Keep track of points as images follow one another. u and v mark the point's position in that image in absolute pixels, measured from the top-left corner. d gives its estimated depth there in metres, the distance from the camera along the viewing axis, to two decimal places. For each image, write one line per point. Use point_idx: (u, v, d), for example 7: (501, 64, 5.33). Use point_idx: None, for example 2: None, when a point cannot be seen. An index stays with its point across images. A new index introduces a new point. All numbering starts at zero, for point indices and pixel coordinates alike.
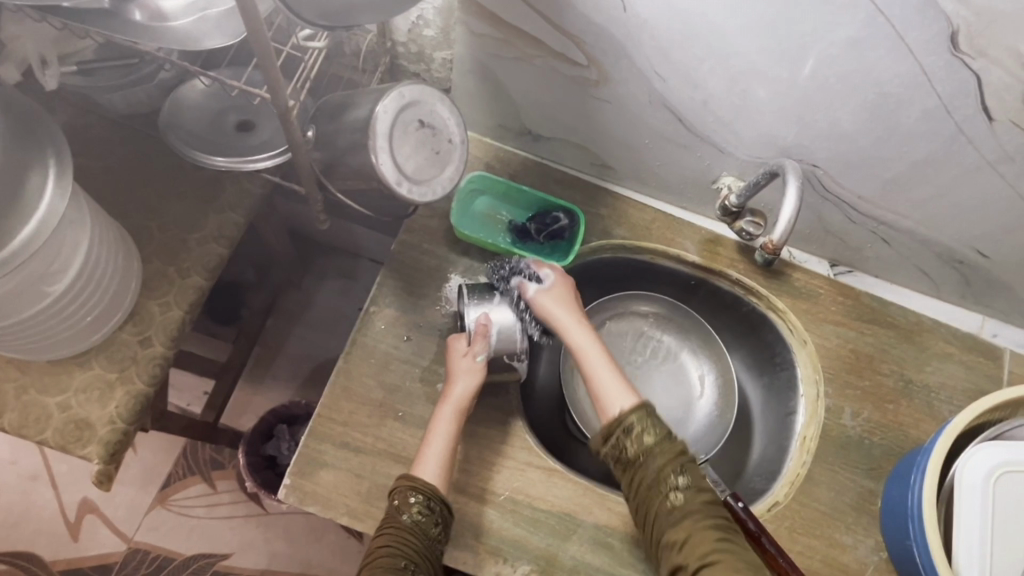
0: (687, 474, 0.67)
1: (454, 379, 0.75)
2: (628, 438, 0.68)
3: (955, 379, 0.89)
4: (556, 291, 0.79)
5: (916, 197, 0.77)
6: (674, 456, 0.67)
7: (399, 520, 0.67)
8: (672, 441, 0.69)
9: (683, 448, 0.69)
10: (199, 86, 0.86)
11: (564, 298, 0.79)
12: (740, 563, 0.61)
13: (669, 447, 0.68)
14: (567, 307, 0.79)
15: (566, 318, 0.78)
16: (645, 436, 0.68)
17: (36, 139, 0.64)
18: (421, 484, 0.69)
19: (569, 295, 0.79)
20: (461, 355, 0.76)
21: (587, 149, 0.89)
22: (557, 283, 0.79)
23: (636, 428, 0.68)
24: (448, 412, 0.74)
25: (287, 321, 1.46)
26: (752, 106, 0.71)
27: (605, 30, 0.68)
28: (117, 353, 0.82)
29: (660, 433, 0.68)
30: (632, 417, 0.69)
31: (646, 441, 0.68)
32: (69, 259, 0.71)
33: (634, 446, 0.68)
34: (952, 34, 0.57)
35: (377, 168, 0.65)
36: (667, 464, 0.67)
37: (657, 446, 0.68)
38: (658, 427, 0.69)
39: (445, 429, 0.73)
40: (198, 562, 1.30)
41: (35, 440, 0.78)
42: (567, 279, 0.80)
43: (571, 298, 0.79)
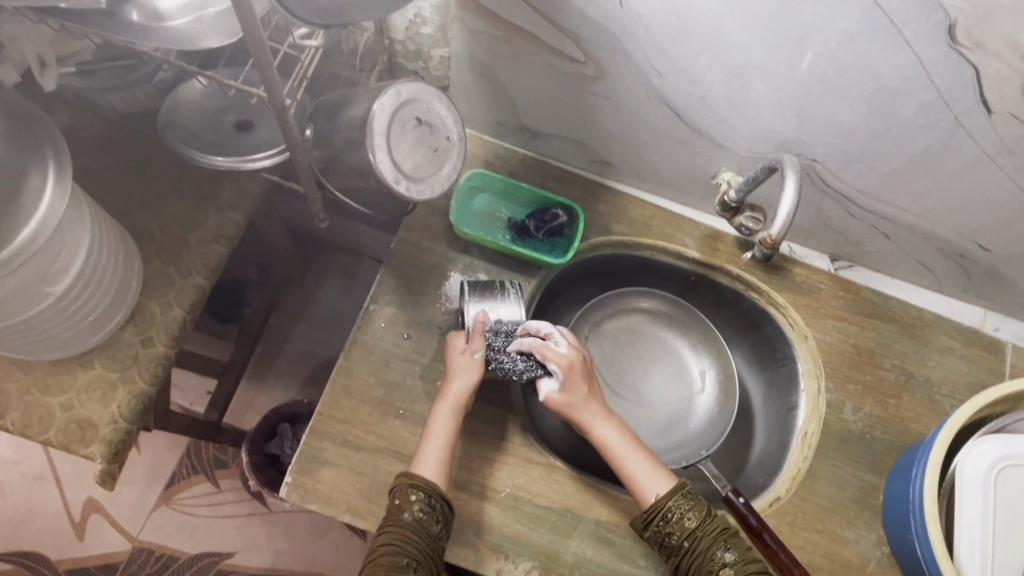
0: (732, 549, 0.70)
1: (451, 376, 0.75)
2: (671, 524, 0.71)
3: (956, 373, 0.89)
4: (571, 384, 0.77)
5: (916, 191, 0.77)
6: (717, 534, 0.70)
7: (400, 518, 0.67)
8: (713, 518, 0.72)
9: (725, 523, 0.72)
10: (197, 86, 0.87)
11: (580, 385, 0.78)
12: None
13: (713, 525, 0.71)
14: (585, 392, 0.78)
15: (587, 405, 0.77)
16: (687, 519, 0.71)
17: (35, 141, 0.65)
18: (422, 482, 0.69)
19: (584, 381, 0.78)
20: (461, 354, 0.76)
21: (585, 146, 0.89)
22: (570, 372, 0.77)
23: (676, 513, 0.71)
24: (446, 409, 0.74)
25: (289, 320, 1.46)
26: (750, 101, 0.71)
27: (602, 26, 0.67)
28: (119, 352, 0.82)
29: (700, 512, 0.72)
30: (672, 502, 0.71)
31: (689, 524, 0.71)
32: (69, 259, 0.71)
33: (677, 531, 0.71)
34: (949, 26, 0.57)
35: (375, 166, 0.65)
36: (711, 543, 0.70)
37: (699, 528, 0.70)
38: (696, 508, 0.72)
39: (444, 427, 0.73)
40: (203, 560, 1.31)
41: (38, 439, 0.78)
42: (576, 363, 0.78)
43: (586, 381, 0.79)
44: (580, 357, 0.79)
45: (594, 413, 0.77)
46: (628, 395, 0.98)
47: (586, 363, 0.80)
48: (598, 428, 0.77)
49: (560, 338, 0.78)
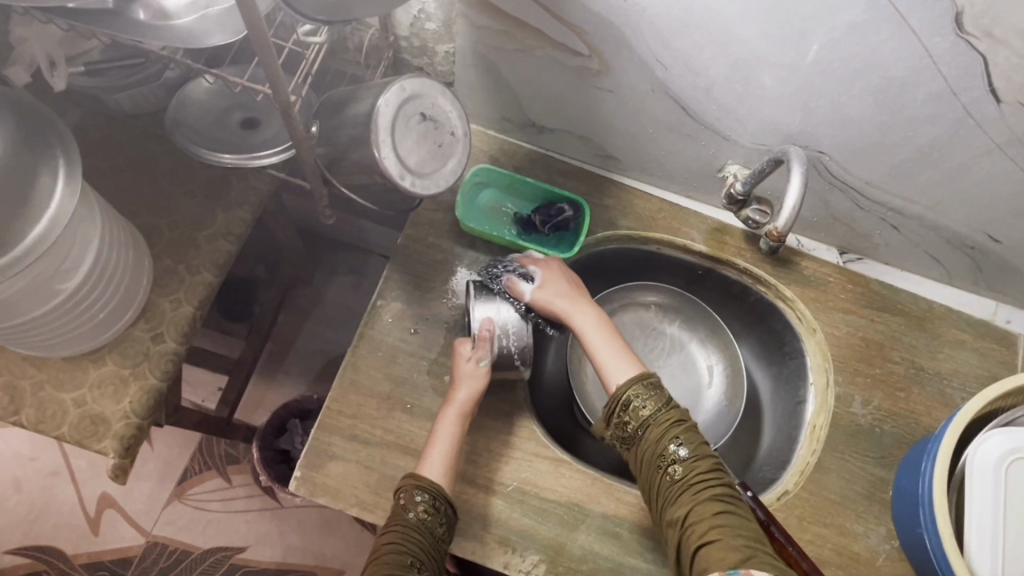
0: (686, 445, 0.68)
1: (456, 382, 0.76)
2: (628, 413, 0.71)
3: (967, 366, 0.88)
4: (551, 283, 0.80)
5: (924, 183, 0.76)
6: (672, 427, 0.69)
7: (405, 518, 0.67)
8: (672, 411, 0.71)
9: (685, 418, 0.71)
10: (204, 85, 0.87)
11: (562, 279, 0.81)
12: (735, 538, 0.61)
13: (669, 417, 0.70)
14: (567, 286, 0.81)
15: (569, 298, 0.80)
16: (643, 408, 0.71)
17: (46, 139, 0.65)
18: (427, 484, 0.69)
19: (565, 275, 0.81)
20: (462, 360, 0.76)
21: (590, 140, 0.89)
22: (551, 268, 0.82)
23: (633, 404, 0.71)
24: (452, 415, 0.75)
25: (298, 317, 1.47)
26: (754, 92, 0.71)
27: (605, 19, 0.67)
28: (130, 349, 0.83)
29: (658, 401, 0.71)
30: (629, 391, 0.71)
31: (646, 413, 0.71)
32: (80, 257, 0.72)
33: (633, 420, 0.71)
34: (956, 15, 0.56)
35: (379, 161, 0.65)
36: (663, 434, 0.69)
37: (654, 419, 0.70)
38: (655, 400, 0.71)
39: (450, 432, 0.74)
40: (216, 555, 1.32)
41: (52, 435, 0.80)
42: (561, 263, 0.83)
43: (568, 277, 0.82)
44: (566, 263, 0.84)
45: (578, 305, 0.80)
46: None
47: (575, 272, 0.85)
48: (583, 320, 0.79)
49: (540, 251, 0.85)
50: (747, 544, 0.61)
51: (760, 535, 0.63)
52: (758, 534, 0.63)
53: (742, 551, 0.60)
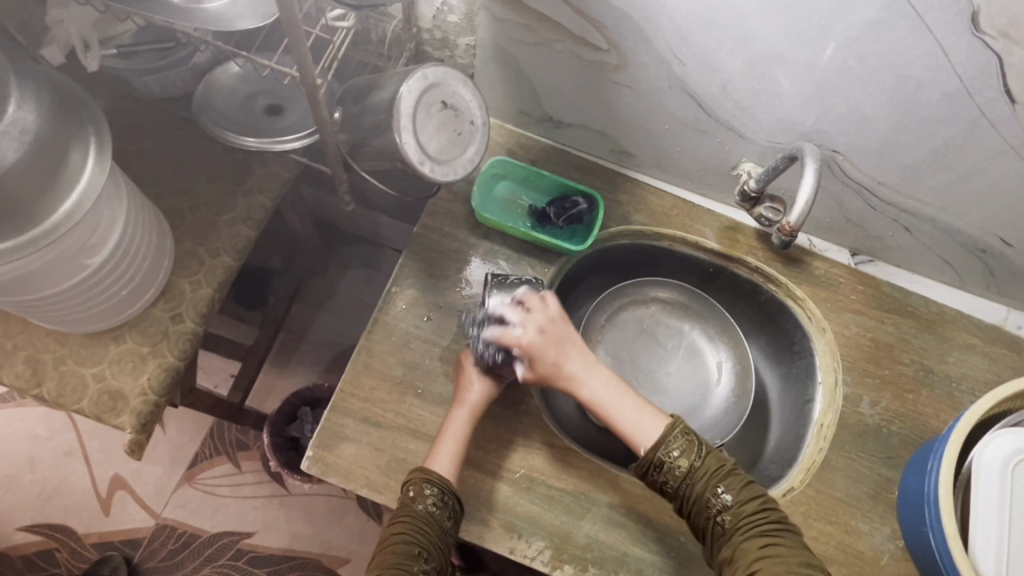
0: (728, 491, 0.67)
1: (468, 384, 0.77)
2: (663, 473, 0.69)
3: (976, 370, 0.88)
4: (541, 365, 0.73)
5: (938, 184, 0.77)
6: (710, 475, 0.68)
7: (414, 508, 0.68)
8: (707, 457, 0.69)
9: (721, 462, 0.69)
10: (231, 70, 0.89)
11: (551, 349, 0.73)
12: (785, 569, 0.61)
13: (705, 469, 0.68)
14: (557, 354, 0.73)
15: (562, 364, 0.73)
16: (678, 465, 0.69)
17: (78, 117, 0.67)
18: (437, 479, 0.70)
19: (552, 351, 0.73)
20: (472, 365, 0.78)
21: (606, 135, 0.90)
22: (535, 348, 0.73)
23: (667, 462, 0.69)
24: (463, 415, 0.76)
25: (311, 308, 1.49)
26: (771, 90, 0.72)
27: (625, 14, 0.68)
28: (150, 328, 0.85)
29: (691, 453, 0.69)
30: (661, 451, 0.69)
31: (682, 470, 0.69)
32: (107, 233, 0.74)
33: (670, 479, 0.69)
34: (972, 13, 0.57)
35: (400, 147, 0.67)
36: (704, 487, 0.68)
37: (692, 472, 0.68)
38: (688, 450, 0.69)
39: (459, 431, 0.75)
40: (223, 539, 1.34)
41: (72, 408, 0.81)
42: (543, 328, 0.73)
43: (557, 342, 0.73)
44: (551, 319, 0.74)
45: (574, 371, 0.74)
46: (644, 383, 0.99)
47: (560, 318, 0.75)
48: (593, 389, 0.73)
49: (515, 313, 0.74)
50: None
51: (813, 559, 0.64)
52: (809, 559, 0.63)
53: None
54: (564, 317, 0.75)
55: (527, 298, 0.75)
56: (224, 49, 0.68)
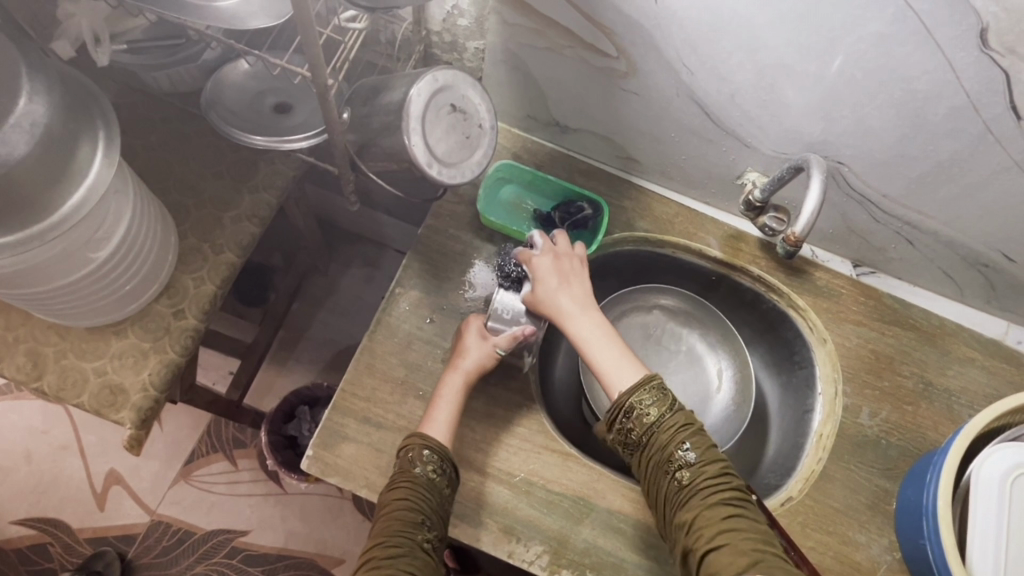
0: (693, 449, 0.67)
1: (465, 349, 0.78)
2: (630, 420, 0.70)
3: (975, 384, 0.89)
4: (542, 284, 0.78)
5: (942, 198, 0.78)
6: (677, 431, 0.68)
7: (414, 474, 0.68)
8: (677, 414, 0.69)
9: (689, 420, 0.69)
10: (242, 68, 0.90)
11: (553, 275, 0.78)
12: (743, 541, 0.61)
13: (673, 422, 0.68)
14: (559, 283, 0.78)
15: (559, 294, 0.77)
16: (647, 414, 0.69)
17: (88, 111, 0.67)
18: (436, 444, 0.70)
19: (558, 272, 0.79)
20: (473, 333, 0.78)
21: (612, 142, 0.91)
22: (543, 266, 0.79)
23: (637, 408, 0.70)
24: (456, 380, 0.76)
25: (312, 307, 1.49)
26: (778, 101, 0.72)
27: (635, 22, 0.69)
28: (152, 323, 0.85)
29: (662, 405, 0.69)
30: (634, 395, 0.70)
31: (650, 419, 0.69)
32: (113, 227, 0.75)
33: (637, 427, 0.69)
34: (982, 30, 0.58)
35: (409, 148, 0.67)
36: (669, 439, 0.68)
37: (660, 423, 0.69)
38: (660, 402, 0.70)
39: (453, 396, 0.75)
40: (217, 537, 1.34)
41: (72, 402, 0.81)
42: (556, 256, 0.80)
43: (563, 272, 0.79)
44: (568, 252, 0.80)
45: (570, 303, 0.77)
46: None
47: (578, 260, 0.81)
48: (584, 326, 0.76)
49: (540, 237, 0.81)
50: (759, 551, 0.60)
51: (770, 535, 0.63)
52: (769, 535, 0.63)
53: (754, 557, 0.59)
54: (582, 263, 0.81)
55: (555, 237, 0.83)
56: (234, 46, 0.68)
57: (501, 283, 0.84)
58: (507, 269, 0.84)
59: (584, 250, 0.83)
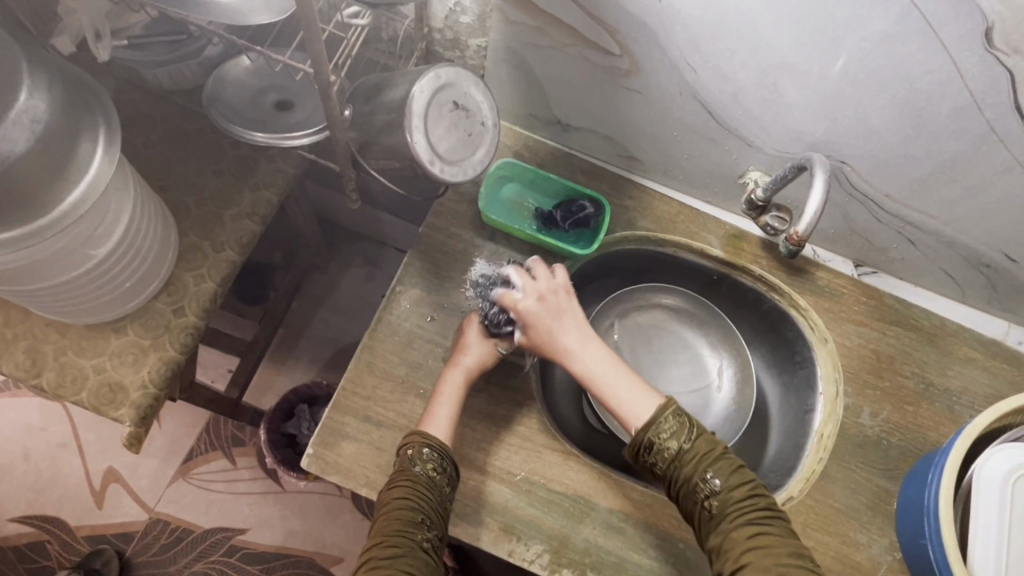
0: (717, 475, 0.66)
1: (466, 345, 0.78)
2: (652, 455, 0.69)
3: (976, 384, 0.89)
4: (534, 329, 0.75)
5: (944, 198, 0.77)
6: (699, 460, 0.67)
7: (413, 472, 0.68)
8: (697, 440, 0.68)
9: (711, 445, 0.68)
10: (243, 63, 0.89)
11: (544, 317, 0.75)
12: (774, 563, 0.60)
13: (695, 451, 0.68)
14: (552, 322, 0.75)
15: (554, 335, 0.74)
16: (668, 447, 0.68)
17: (89, 106, 0.67)
18: (436, 442, 0.70)
19: (547, 313, 0.75)
20: (474, 331, 0.78)
21: (614, 141, 0.90)
22: (530, 310, 0.75)
23: (657, 443, 0.69)
24: (457, 377, 0.77)
25: (311, 305, 1.49)
26: (781, 100, 0.72)
27: (638, 20, 0.69)
28: (151, 320, 0.84)
29: (682, 435, 0.68)
30: (652, 431, 0.69)
31: (671, 452, 0.68)
32: (113, 224, 0.74)
33: (659, 461, 0.69)
34: (986, 30, 0.57)
35: (411, 146, 0.67)
36: (692, 470, 0.67)
37: (682, 453, 0.68)
38: (680, 431, 0.69)
39: (454, 392, 0.76)
40: (216, 535, 1.33)
41: (71, 400, 0.81)
42: (540, 297, 0.75)
43: (552, 310, 0.75)
44: (551, 288, 0.76)
45: (567, 343, 0.74)
46: None
47: (563, 290, 0.77)
48: (586, 361, 0.74)
49: (518, 276, 0.77)
50: (791, 570, 0.60)
51: (802, 548, 0.63)
52: (799, 550, 0.62)
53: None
54: (567, 291, 0.78)
55: (534, 269, 0.78)
56: (236, 42, 0.67)
57: (485, 328, 0.79)
58: (492, 315, 0.78)
59: (565, 273, 0.79)
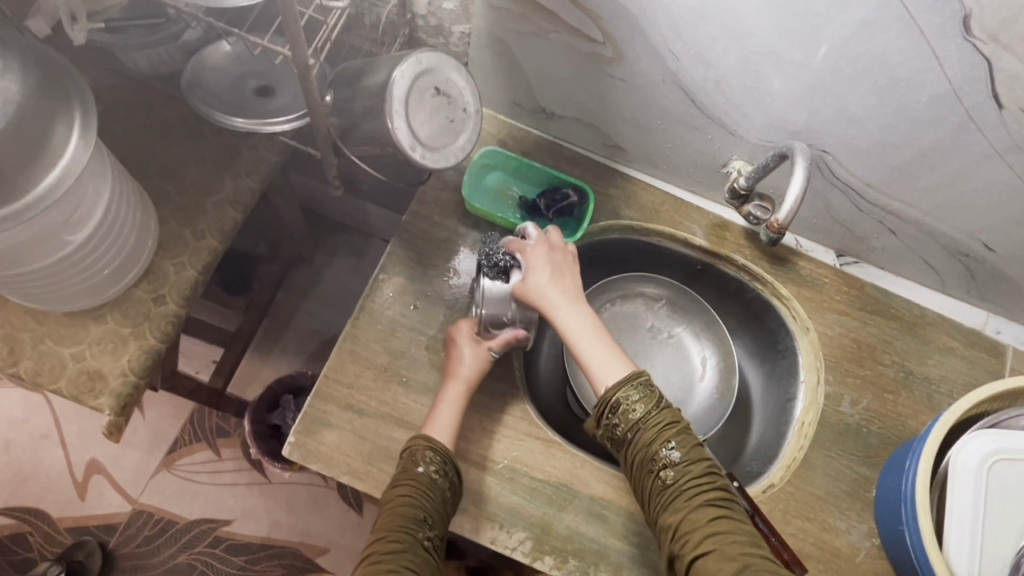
0: (677, 447, 0.67)
1: (459, 357, 0.77)
2: (616, 416, 0.70)
3: (955, 373, 0.90)
4: (534, 275, 0.76)
5: (923, 187, 0.78)
6: (662, 429, 0.68)
7: (416, 473, 0.68)
8: (662, 411, 0.69)
9: (675, 418, 0.69)
10: (223, 48, 0.88)
11: (546, 266, 0.77)
12: (731, 545, 0.61)
13: (659, 420, 0.69)
14: (552, 276, 0.76)
15: (550, 287, 0.76)
16: (633, 410, 0.69)
17: (64, 90, 0.66)
18: (439, 447, 0.70)
19: (550, 265, 0.77)
20: (468, 342, 0.78)
21: (598, 130, 0.90)
22: (537, 257, 0.77)
23: (623, 405, 0.70)
24: (456, 389, 0.76)
25: (297, 295, 1.48)
26: (763, 87, 0.72)
27: (621, 6, 0.68)
28: (131, 309, 0.84)
29: (649, 402, 0.69)
30: (620, 391, 0.70)
31: (636, 416, 0.69)
32: (90, 209, 0.73)
33: (622, 423, 0.70)
34: (964, 17, 0.58)
35: (392, 131, 0.67)
36: (654, 437, 0.68)
37: (645, 419, 0.69)
38: (647, 399, 0.70)
39: (454, 401, 0.75)
40: (201, 526, 1.33)
41: (49, 388, 0.80)
42: (549, 250, 0.78)
43: (555, 263, 0.77)
44: (561, 248, 0.79)
45: (558, 298, 0.75)
46: None
47: (571, 256, 0.80)
48: (573, 320, 0.75)
49: (534, 230, 0.80)
50: (743, 551, 0.61)
51: (755, 535, 0.64)
52: (752, 532, 0.63)
53: (741, 561, 0.59)
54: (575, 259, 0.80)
55: (549, 231, 0.81)
56: (213, 24, 0.66)
57: (483, 269, 0.79)
58: (494, 258, 0.79)
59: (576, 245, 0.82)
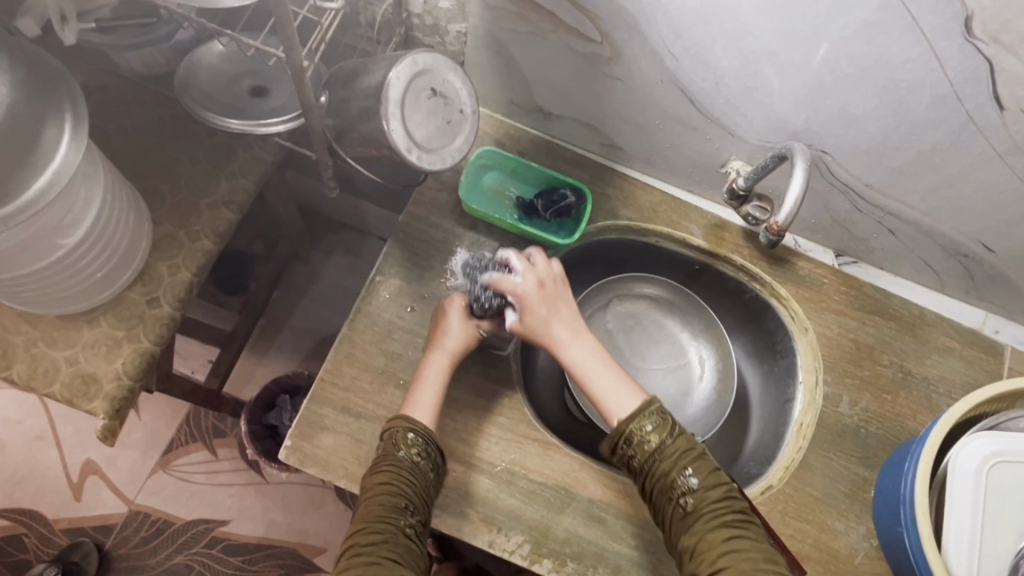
0: (695, 474, 0.67)
1: (447, 330, 0.77)
2: (631, 447, 0.69)
3: (954, 373, 0.89)
4: (530, 313, 0.75)
5: (924, 188, 0.78)
6: (679, 457, 0.67)
7: (397, 458, 0.68)
8: (677, 438, 0.69)
9: (690, 444, 0.69)
10: (216, 49, 0.87)
11: (541, 304, 0.75)
12: (751, 566, 0.61)
13: (674, 448, 0.68)
14: (549, 311, 0.75)
15: (550, 324, 0.75)
16: (648, 441, 0.68)
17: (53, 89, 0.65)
18: (420, 427, 0.70)
19: (545, 300, 0.75)
20: (456, 315, 0.77)
21: (596, 129, 0.90)
22: (529, 295, 0.75)
23: (637, 436, 0.69)
24: (440, 360, 0.75)
25: (293, 294, 1.47)
26: (762, 88, 0.72)
27: (619, 6, 0.67)
28: (125, 311, 0.83)
29: (663, 431, 0.69)
30: (634, 423, 0.69)
31: (651, 446, 0.68)
32: (81, 213, 0.72)
33: (638, 454, 0.69)
34: (966, 19, 0.57)
35: (387, 133, 0.66)
36: (671, 466, 0.67)
37: (661, 448, 0.68)
38: (661, 427, 0.69)
39: (438, 373, 0.75)
40: (197, 527, 1.32)
41: (42, 392, 0.79)
42: (541, 282, 0.76)
43: (550, 298, 0.76)
44: (551, 276, 0.77)
45: (560, 334, 0.75)
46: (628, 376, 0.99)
47: (560, 280, 0.78)
48: (576, 353, 0.75)
49: (517, 260, 0.77)
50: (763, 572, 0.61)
51: (773, 555, 0.64)
52: (771, 553, 0.64)
53: None
54: (563, 282, 0.78)
55: (532, 256, 0.78)
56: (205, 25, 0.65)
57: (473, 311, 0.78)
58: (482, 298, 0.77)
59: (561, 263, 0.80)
